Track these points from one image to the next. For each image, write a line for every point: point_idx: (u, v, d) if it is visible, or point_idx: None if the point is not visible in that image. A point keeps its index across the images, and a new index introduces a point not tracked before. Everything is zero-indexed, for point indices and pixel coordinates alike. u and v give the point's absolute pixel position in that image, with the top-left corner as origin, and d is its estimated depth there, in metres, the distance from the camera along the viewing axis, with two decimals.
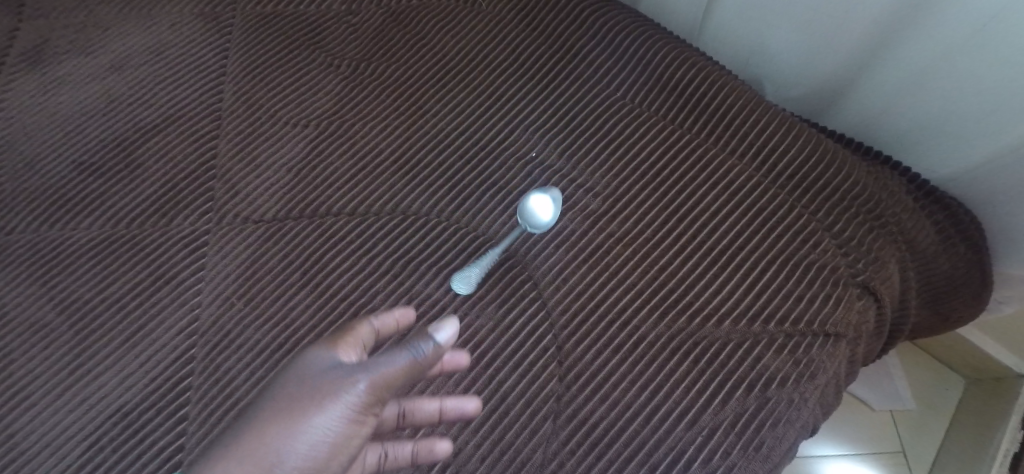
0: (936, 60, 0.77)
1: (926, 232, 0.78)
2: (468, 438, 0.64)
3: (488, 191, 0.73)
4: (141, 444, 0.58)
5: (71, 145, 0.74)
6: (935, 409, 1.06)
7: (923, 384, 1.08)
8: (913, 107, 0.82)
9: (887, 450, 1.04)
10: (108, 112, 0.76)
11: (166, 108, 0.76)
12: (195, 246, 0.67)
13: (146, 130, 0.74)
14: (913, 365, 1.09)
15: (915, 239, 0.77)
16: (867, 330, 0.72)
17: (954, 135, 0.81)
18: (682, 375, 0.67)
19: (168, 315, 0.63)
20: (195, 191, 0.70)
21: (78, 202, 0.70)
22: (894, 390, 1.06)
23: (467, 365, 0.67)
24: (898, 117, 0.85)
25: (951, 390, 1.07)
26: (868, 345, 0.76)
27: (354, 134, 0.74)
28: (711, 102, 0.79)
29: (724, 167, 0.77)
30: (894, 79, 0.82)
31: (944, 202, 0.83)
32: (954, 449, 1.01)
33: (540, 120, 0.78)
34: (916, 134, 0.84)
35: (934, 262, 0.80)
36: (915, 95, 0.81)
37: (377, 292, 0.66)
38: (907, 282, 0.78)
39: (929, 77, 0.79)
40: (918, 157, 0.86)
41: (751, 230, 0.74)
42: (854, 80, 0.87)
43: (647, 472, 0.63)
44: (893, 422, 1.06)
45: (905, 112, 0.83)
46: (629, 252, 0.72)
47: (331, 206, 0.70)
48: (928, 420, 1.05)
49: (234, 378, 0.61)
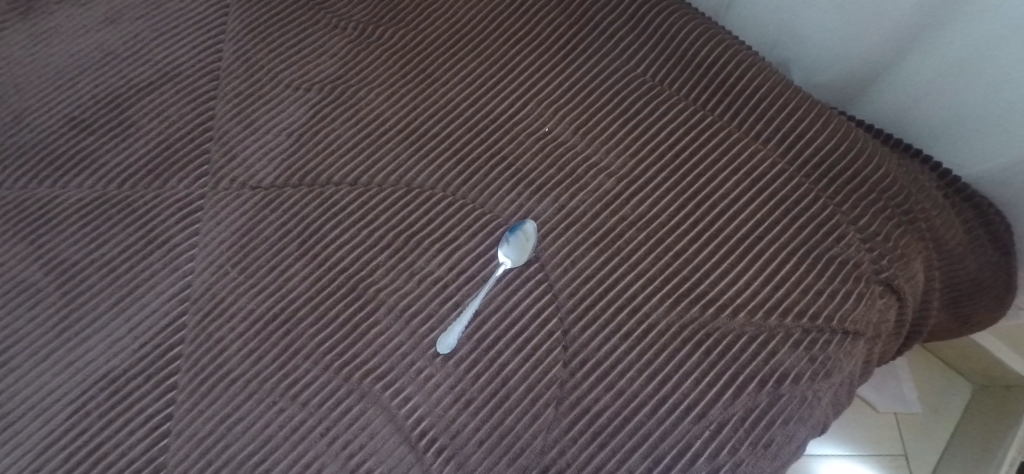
0: (974, 48, 0.74)
1: (955, 231, 0.75)
2: (468, 421, 0.60)
3: (496, 167, 0.70)
4: (129, 411, 0.57)
5: (63, 99, 0.71)
6: (940, 413, 1.06)
7: (928, 388, 1.08)
8: (948, 99, 0.79)
9: (890, 452, 1.04)
10: (103, 66, 0.73)
11: (163, 64, 0.72)
12: (190, 210, 0.64)
13: (140, 87, 0.71)
14: (921, 369, 1.09)
15: (943, 237, 0.74)
16: (887, 329, 0.70)
17: (988, 128, 0.77)
18: (691, 366, 0.64)
19: (159, 280, 0.61)
20: (190, 153, 0.67)
21: (67, 158, 0.67)
22: (900, 392, 1.07)
23: (469, 344, 0.63)
24: (931, 108, 0.81)
25: (958, 395, 1.07)
26: (885, 345, 0.73)
27: (358, 100, 0.71)
28: (738, 83, 0.76)
29: (748, 150, 0.74)
30: (928, 67, 0.79)
31: (976, 200, 0.79)
32: (959, 454, 1.01)
33: (554, 94, 0.75)
34: (950, 127, 0.81)
35: (962, 264, 0.77)
36: (950, 85, 0.78)
37: (378, 267, 0.64)
38: (931, 283, 0.75)
39: (966, 68, 0.76)
40: (950, 152, 0.82)
41: (771, 219, 0.71)
42: (886, 69, 0.83)
43: (650, 465, 0.60)
44: (897, 424, 1.06)
45: (939, 104, 0.80)
46: (643, 236, 0.69)
47: (332, 175, 0.67)
48: (933, 425, 1.05)
49: (226, 348, 0.60)
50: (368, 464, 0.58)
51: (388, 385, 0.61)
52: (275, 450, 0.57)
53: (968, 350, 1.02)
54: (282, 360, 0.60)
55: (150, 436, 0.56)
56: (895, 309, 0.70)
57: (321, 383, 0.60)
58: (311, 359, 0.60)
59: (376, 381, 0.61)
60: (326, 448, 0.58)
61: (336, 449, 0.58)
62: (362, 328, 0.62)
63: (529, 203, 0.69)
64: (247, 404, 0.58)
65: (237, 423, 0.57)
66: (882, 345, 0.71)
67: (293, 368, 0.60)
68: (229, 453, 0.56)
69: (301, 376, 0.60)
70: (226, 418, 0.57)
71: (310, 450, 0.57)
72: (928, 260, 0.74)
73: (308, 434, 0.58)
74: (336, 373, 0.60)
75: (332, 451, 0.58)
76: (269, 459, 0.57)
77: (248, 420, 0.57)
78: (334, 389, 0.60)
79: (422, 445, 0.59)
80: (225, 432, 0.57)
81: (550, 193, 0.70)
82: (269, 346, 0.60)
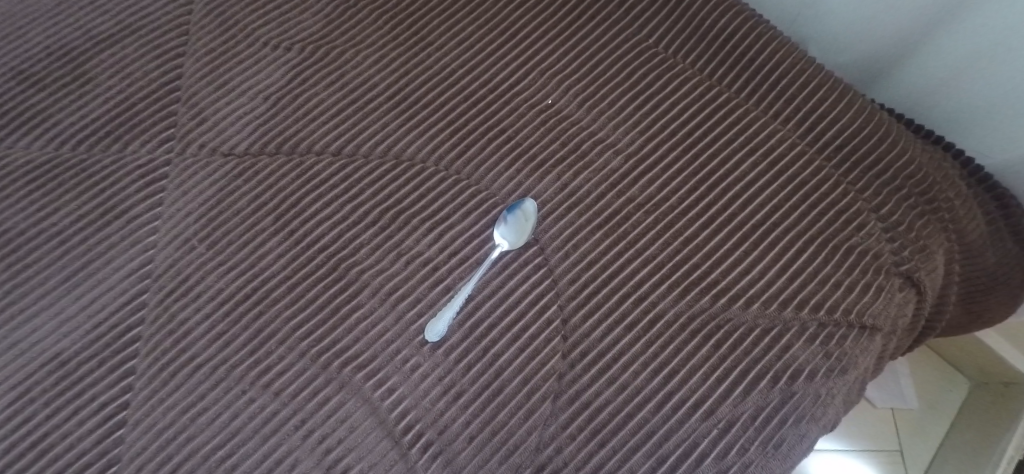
0: (1007, 35, 0.69)
1: (977, 222, 0.71)
2: (457, 415, 0.55)
3: (493, 141, 0.64)
4: (80, 398, 0.52)
5: (9, 48, 0.63)
6: (938, 411, 1.01)
7: (926, 385, 1.02)
8: (976, 84, 0.75)
9: (885, 450, 0.99)
10: (55, 13, 0.65)
11: (124, 14, 0.65)
12: (153, 178, 0.58)
13: (99, 38, 0.64)
14: (919, 365, 1.03)
15: (966, 229, 0.70)
16: (904, 324, 0.66)
17: (1015, 118, 0.74)
18: (700, 360, 0.59)
19: (117, 254, 0.56)
20: (155, 115, 0.61)
21: (14, 115, 0.60)
22: (897, 388, 1.01)
23: (459, 332, 0.58)
24: (957, 94, 0.77)
25: (953, 394, 1.02)
26: (899, 341, 0.69)
27: (344, 63, 0.65)
28: (756, 57, 0.71)
29: (766, 131, 0.68)
30: (957, 52, 0.74)
31: (998, 191, 0.76)
32: (955, 454, 0.96)
33: (558, 63, 0.69)
34: (975, 114, 0.77)
35: (981, 258, 0.72)
36: (978, 71, 0.74)
37: (362, 246, 0.59)
38: (950, 276, 0.71)
39: (999, 53, 0.71)
40: (974, 140, 0.78)
41: (789, 204, 0.65)
42: (913, 51, 0.78)
43: (653, 465, 0.56)
44: (893, 421, 1.00)
45: (966, 90, 0.76)
46: (651, 220, 0.63)
47: (312, 143, 0.62)
48: (926, 423, 1.00)
49: (191, 331, 0.54)
50: (347, 459, 0.53)
51: (370, 375, 0.55)
52: (243, 443, 0.52)
53: (971, 347, 0.97)
54: (253, 346, 0.55)
55: (104, 425, 0.51)
56: (914, 303, 0.66)
57: (296, 372, 0.54)
58: (286, 345, 0.55)
59: (357, 370, 0.55)
60: (301, 443, 0.53)
61: (312, 443, 0.53)
62: (343, 313, 0.57)
63: (528, 180, 0.63)
64: (213, 393, 0.53)
65: (201, 413, 0.52)
66: (898, 339, 0.67)
67: (265, 354, 0.55)
68: (193, 445, 0.51)
69: (275, 363, 0.54)
70: (189, 408, 0.52)
71: (283, 444, 0.52)
72: (950, 252, 0.69)
73: (281, 426, 0.53)
74: (313, 360, 0.55)
75: (308, 446, 0.53)
76: (237, 453, 0.52)
77: (214, 410, 0.52)
78: (310, 377, 0.55)
79: (406, 440, 0.54)
80: (188, 422, 0.52)
81: (552, 170, 0.64)
82: (239, 330, 0.55)
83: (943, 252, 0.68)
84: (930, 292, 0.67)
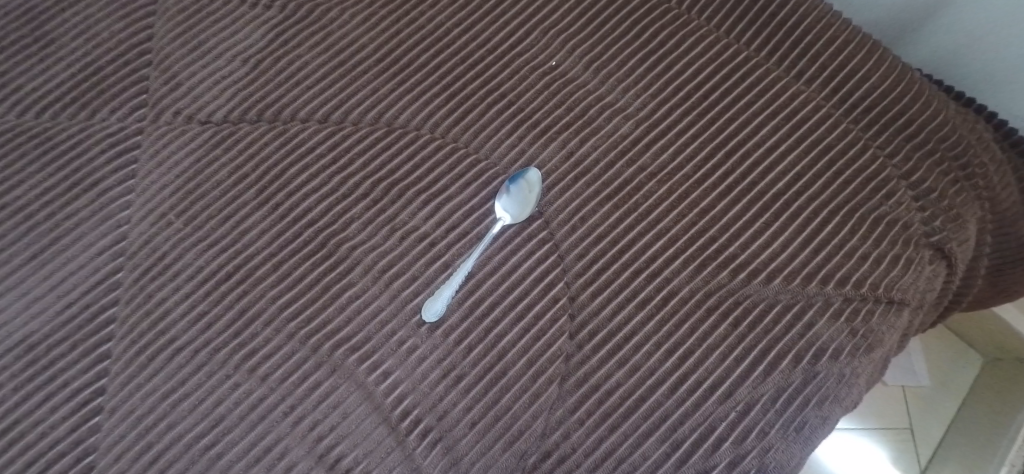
0: None
1: (1012, 190, 0.66)
2: (458, 400, 0.52)
3: (493, 106, 0.60)
4: (52, 383, 0.49)
5: None
6: (952, 389, 0.96)
7: (940, 360, 0.97)
8: (1007, 38, 0.69)
9: (893, 426, 0.95)
10: None
11: None
12: (125, 148, 0.55)
13: None
14: (933, 342, 0.98)
15: (999, 196, 0.65)
16: (932, 298, 0.61)
17: None
18: (717, 339, 0.55)
19: (88, 230, 0.52)
20: (125, 81, 0.57)
21: None
22: (908, 362, 0.96)
23: (459, 312, 0.54)
24: (989, 50, 0.72)
25: (970, 372, 0.97)
26: (924, 318, 0.65)
27: (330, 22, 0.61)
28: (777, 12, 0.66)
29: (788, 92, 0.63)
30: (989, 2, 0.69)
31: None
32: (968, 435, 0.91)
33: (561, 21, 0.64)
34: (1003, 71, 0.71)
35: (1012, 228, 0.66)
36: (1010, 23, 0.68)
37: (353, 220, 0.55)
38: (980, 249, 0.65)
39: None
40: (1003, 100, 0.72)
41: (813, 172, 0.60)
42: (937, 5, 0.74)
43: (667, 451, 0.52)
44: (903, 397, 0.96)
45: (997, 46, 0.71)
46: (664, 191, 0.59)
47: (297, 110, 0.58)
48: (941, 401, 0.96)
49: (169, 312, 0.51)
50: (340, 448, 0.50)
51: (363, 358, 0.52)
52: (228, 431, 0.49)
53: (991, 323, 0.92)
54: (236, 328, 0.51)
55: (78, 412, 0.48)
56: (943, 276, 0.62)
57: (283, 356, 0.51)
58: (272, 326, 0.52)
59: (350, 353, 0.52)
60: (290, 430, 0.50)
61: (302, 430, 0.50)
62: (333, 292, 0.53)
63: (532, 148, 0.59)
64: (195, 378, 0.50)
65: (182, 399, 0.49)
66: (924, 315, 0.63)
67: (250, 336, 0.51)
68: (174, 433, 0.49)
69: (260, 346, 0.51)
70: (169, 394, 0.49)
71: (272, 431, 0.49)
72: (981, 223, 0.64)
73: (268, 412, 0.50)
74: (302, 343, 0.52)
75: (298, 433, 0.50)
76: (222, 441, 0.49)
77: (197, 396, 0.49)
78: (299, 361, 0.51)
79: (403, 427, 0.51)
80: (168, 409, 0.49)
81: (557, 137, 0.60)
82: (222, 310, 0.51)
83: (974, 222, 0.63)
84: (961, 264, 0.62)
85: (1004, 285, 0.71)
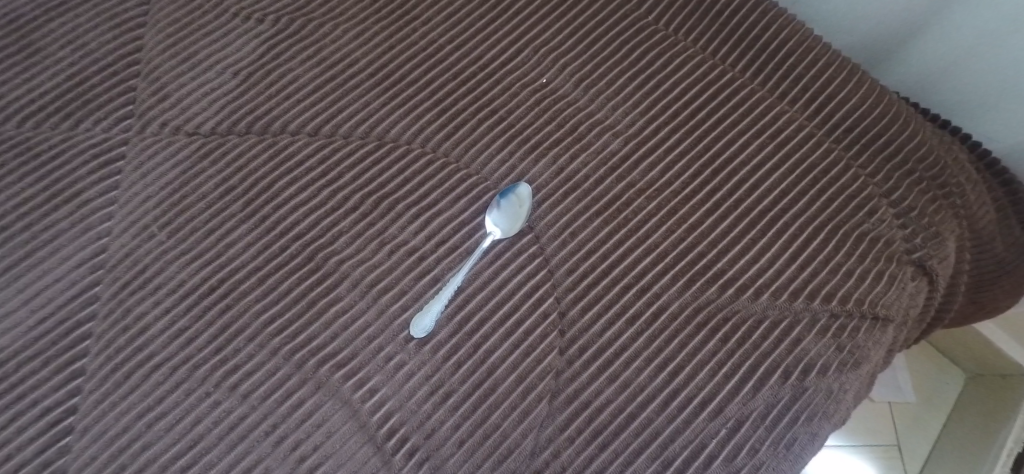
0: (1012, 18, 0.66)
1: (988, 208, 0.67)
2: (445, 417, 0.51)
3: (483, 122, 0.60)
4: (22, 402, 0.47)
5: None
6: (935, 405, 0.97)
7: (923, 377, 0.98)
8: (981, 70, 0.72)
9: (881, 442, 0.95)
10: None
11: None
12: (108, 158, 0.54)
13: (50, 5, 0.59)
14: (916, 360, 0.99)
15: (977, 214, 0.66)
16: (915, 314, 0.62)
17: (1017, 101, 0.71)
18: (707, 355, 0.55)
19: (67, 242, 0.51)
20: (110, 92, 0.56)
21: None
22: (893, 379, 0.97)
23: (447, 327, 0.53)
24: (962, 80, 0.74)
25: (950, 388, 0.97)
26: (909, 334, 0.65)
27: (323, 36, 0.61)
28: (761, 35, 0.67)
29: (774, 112, 0.64)
30: (964, 36, 0.71)
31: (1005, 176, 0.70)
32: (953, 451, 0.92)
33: (552, 40, 0.64)
34: (977, 95, 0.73)
35: (990, 245, 0.67)
36: (984, 57, 0.71)
37: (341, 233, 0.54)
38: (960, 264, 0.66)
39: (1005, 36, 0.68)
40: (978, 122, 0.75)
41: (798, 189, 0.61)
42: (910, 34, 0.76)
43: (658, 469, 0.52)
44: (889, 413, 0.96)
45: (970, 76, 0.73)
46: (653, 207, 0.59)
47: (288, 123, 0.57)
48: (926, 417, 0.96)
49: (149, 328, 0.50)
50: (323, 468, 0.48)
51: (349, 375, 0.51)
52: (208, 451, 0.47)
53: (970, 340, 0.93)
54: (219, 343, 0.50)
55: (50, 431, 0.46)
56: (925, 292, 0.62)
57: (267, 372, 0.50)
58: (256, 342, 0.50)
59: (335, 369, 0.51)
60: (272, 450, 0.48)
61: (285, 450, 0.48)
62: (319, 306, 0.52)
63: (522, 163, 0.59)
64: (173, 396, 0.48)
65: (160, 418, 0.48)
66: (908, 331, 0.63)
67: (232, 352, 0.50)
68: (151, 453, 0.47)
69: (243, 362, 0.50)
70: (146, 413, 0.48)
71: (252, 452, 0.48)
72: (961, 240, 0.65)
73: (249, 432, 0.48)
74: (286, 359, 0.50)
75: (280, 453, 0.48)
76: (200, 462, 0.47)
77: (176, 414, 0.48)
78: (283, 378, 0.50)
79: (390, 445, 0.50)
80: (144, 428, 0.47)
81: (547, 153, 0.60)
82: (204, 326, 0.50)
83: (954, 239, 0.64)
84: (942, 281, 0.63)
85: (984, 299, 0.72)
